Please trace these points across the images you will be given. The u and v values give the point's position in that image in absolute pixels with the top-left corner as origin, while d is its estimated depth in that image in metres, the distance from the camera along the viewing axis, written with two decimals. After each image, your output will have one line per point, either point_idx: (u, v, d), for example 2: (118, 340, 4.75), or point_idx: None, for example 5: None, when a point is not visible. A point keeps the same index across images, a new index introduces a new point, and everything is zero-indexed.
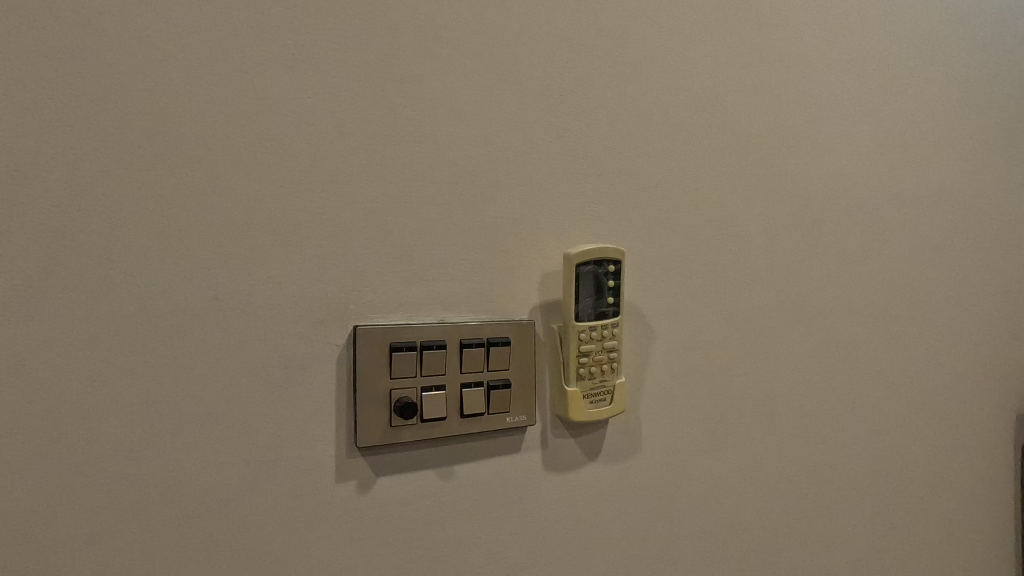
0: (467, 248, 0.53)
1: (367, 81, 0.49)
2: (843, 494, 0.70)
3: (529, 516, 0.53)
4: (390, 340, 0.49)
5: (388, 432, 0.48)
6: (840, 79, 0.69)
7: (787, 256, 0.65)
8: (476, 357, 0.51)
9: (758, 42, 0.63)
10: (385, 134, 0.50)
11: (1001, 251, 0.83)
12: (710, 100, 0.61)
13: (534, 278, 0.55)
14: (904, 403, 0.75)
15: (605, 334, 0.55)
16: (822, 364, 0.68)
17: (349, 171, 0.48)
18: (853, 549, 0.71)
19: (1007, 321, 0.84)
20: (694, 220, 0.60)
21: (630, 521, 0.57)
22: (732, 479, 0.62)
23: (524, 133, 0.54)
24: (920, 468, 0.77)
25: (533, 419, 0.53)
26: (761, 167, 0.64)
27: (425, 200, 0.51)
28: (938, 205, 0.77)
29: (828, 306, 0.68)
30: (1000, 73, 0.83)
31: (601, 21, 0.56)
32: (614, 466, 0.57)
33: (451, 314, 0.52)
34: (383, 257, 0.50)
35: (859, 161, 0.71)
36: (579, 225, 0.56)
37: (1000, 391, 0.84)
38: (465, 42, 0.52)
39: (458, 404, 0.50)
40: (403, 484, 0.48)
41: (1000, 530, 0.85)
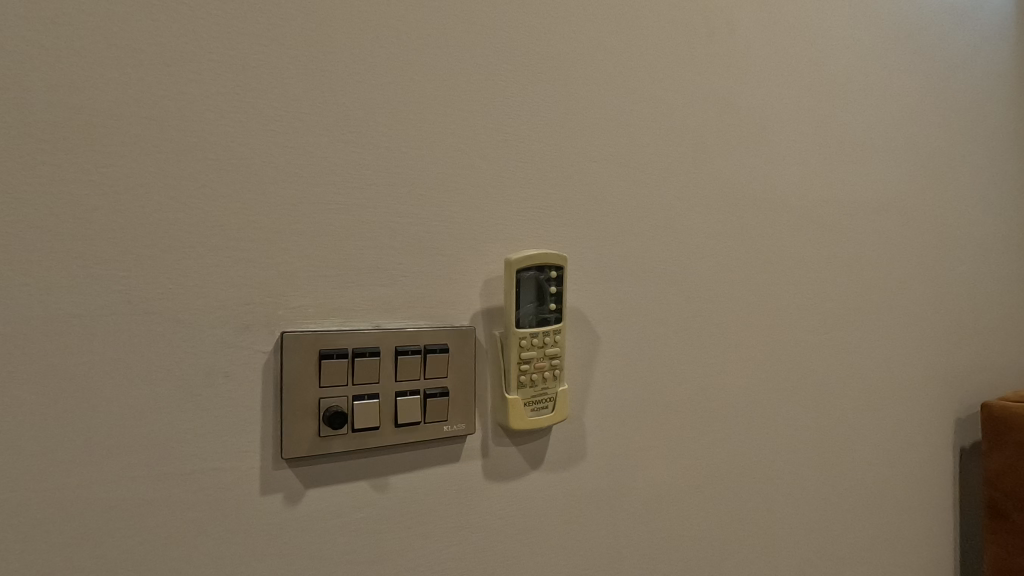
0: (408, 251, 0.50)
1: (300, 77, 0.46)
2: (786, 489, 0.72)
3: (467, 523, 0.52)
4: (320, 347, 0.46)
5: (317, 443, 0.46)
6: (786, 92, 0.73)
7: (733, 260, 0.68)
8: (411, 365, 0.49)
9: (701, 52, 0.66)
10: (315, 130, 0.46)
11: (928, 254, 0.90)
12: (654, 109, 0.62)
13: (477, 283, 0.53)
14: (844, 399, 0.78)
15: (547, 340, 0.54)
16: (767, 363, 0.70)
17: (277, 169, 0.45)
18: (795, 542, 0.73)
19: (934, 319, 0.90)
20: (639, 225, 0.61)
21: (570, 524, 0.57)
22: (672, 479, 0.63)
23: (472, 135, 0.53)
24: (859, 462, 0.80)
25: (472, 427, 0.52)
26: (709, 175, 0.66)
27: (360, 200, 0.48)
28: (874, 211, 0.82)
29: (773, 307, 0.71)
30: (922, 88, 0.90)
31: (556, 29, 0.57)
32: (554, 470, 0.57)
33: (389, 319, 0.49)
34: (314, 259, 0.47)
35: (799, 166, 0.74)
36: (524, 230, 0.55)
37: (929, 386, 0.90)
38: (404, 37, 0.50)
39: (392, 414, 0.48)
40: (336, 495, 0.47)
41: (927, 517, 0.90)
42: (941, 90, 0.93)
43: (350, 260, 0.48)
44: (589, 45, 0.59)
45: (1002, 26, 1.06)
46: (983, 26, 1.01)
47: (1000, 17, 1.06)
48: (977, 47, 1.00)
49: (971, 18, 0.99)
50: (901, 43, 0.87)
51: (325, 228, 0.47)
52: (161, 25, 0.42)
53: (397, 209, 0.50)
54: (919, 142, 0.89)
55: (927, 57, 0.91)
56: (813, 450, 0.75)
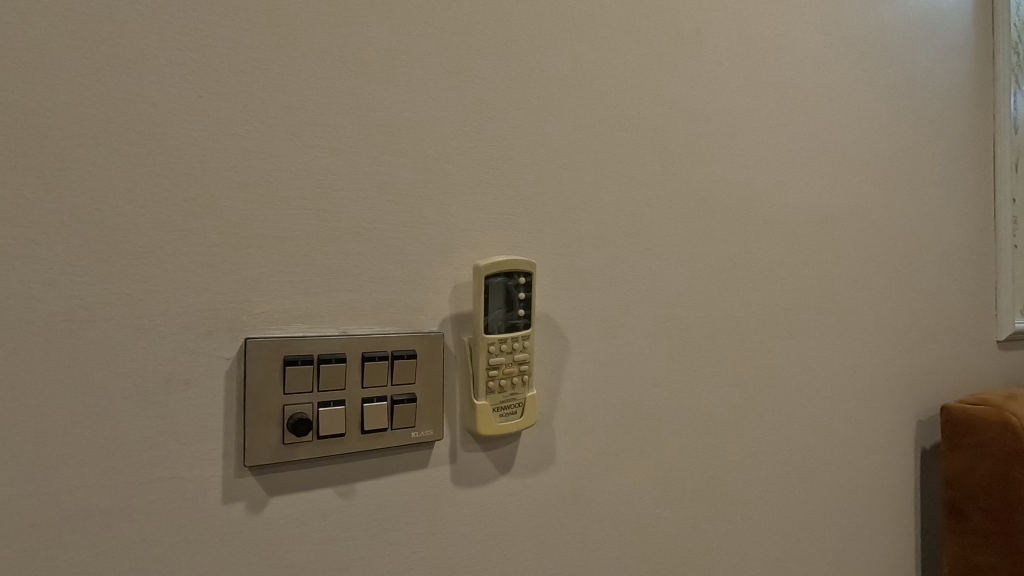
0: (376, 256, 0.50)
1: (267, 81, 0.46)
2: (752, 492, 0.73)
3: (435, 528, 0.52)
4: (285, 353, 0.46)
5: (281, 450, 0.45)
6: (753, 101, 0.75)
7: (701, 266, 0.69)
8: (378, 371, 0.49)
9: (669, 62, 0.67)
10: (281, 134, 0.46)
11: (891, 261, 0.92)
12: (623, 117, 0.63)
13: (446, 289, 0.53)
14: (809, 402, 0.80)
15: (516, 346, 0.54)
16: (734, 368, 0.72)
17: (241, 174, 0.45)
18: (761, 543, 0.74)
19: (897, 324, 0.93)
20: (609, 231, 0.62)
21: (538, 529, 0.57)
22: (640, 482, 0.64)
23: (441, 141, 0.53)
24: (823, 464, 0.82)
25: (440, 432, 0.52)
26: (678, 183, 0.67)
27: (328, 206, 0.48)
28: (839, 218, 0.85)
29: (740, 312, 0.72)
30: (885, 99, 0.93)
31: (526, 37, 0.57)
32: (522, 476, 0.57)
33: (356, 324, 0.49)
34: (279, 265, 0.46)
35: (767, 174, 0.76)
36: (493, 236, 0.55)
37: (892, 389, 0.92)
38: (373, 42, 0.50)
39: (358, 420, 0.48)
40: (300, 503, 0.47)
41: (889, 516, 0.92)
42: (903, 102, 0.96)
43: (317, 265, 0.48)
44: (559, 53, 0.59)
45: (961, 41, 1.10)
46: (942, 41, 1.05)
47: (959, 33, 1.10)
48: (937, 62, 1.03)
49: (931, 34, 1.02)
50: (866, 55, 0.90)
51: (291, 233, 0.47)
52: (121, 26, 0.41)
53: (364, 214, 0.49)
54: (882, 152, 0.92)
55: (890, 70, 0.94)
56: (779, 453, 0.76)
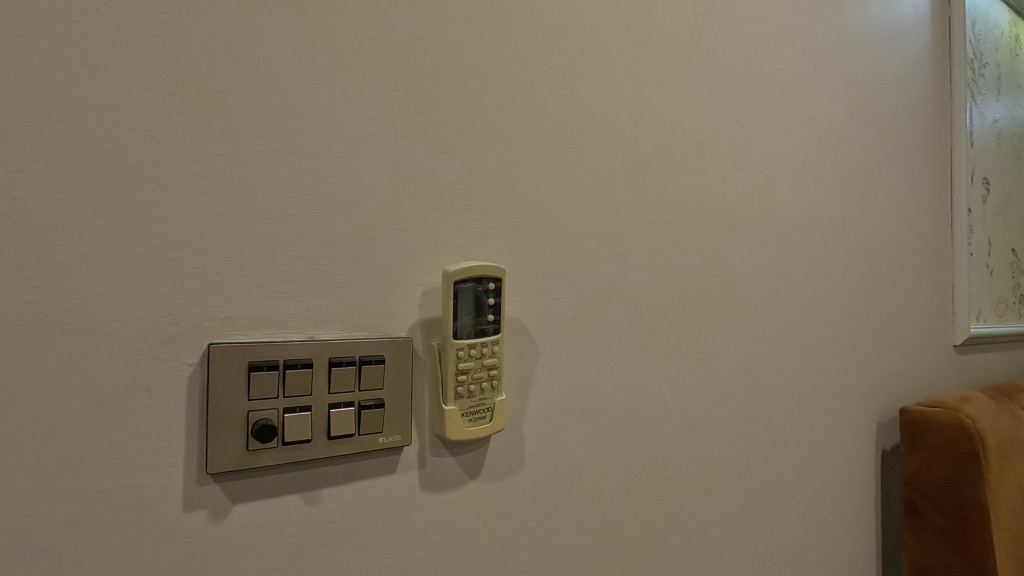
0: (345, 261, 0.50)
1: (234, 85, 0.45)
2: (719, 493, 0.75)
3: (403, 534, 0.52)
4: (249, 359, 0.45)
5: (244, 457, 0.45)
6: (722, 111, 0.77)
7: (670, 273, 0.70)
8: (346, 377, 0.49)
9: (640, 72, 0.68)
10: (248, 138, 0.46)
11: (853, 268, 0.95)
12: (594, 126, 0.65)
13: (416, 294, 0.53)
14: (775, 406, 0.82)
15: (485, 352, 0.54)
16: (701, 372, 0.73)
17: (207, 178, 0.44)
18: (727, 544, 0.76)
19: (859, 329, 0.96)
20: (579, 238, 0.63)
21: (507, 533, 0.58)
22: (609, 486, 0.65)
23: (412, 148, 0.53)
24: (787, 466, 0.84)
25: (408, 438, 0.52)
26: (648, 191, 0.69)
27: (295, 211, 0.48)
28: (804, 226, 0.87)
29: (708, 317, 0.74)
30: (849, 112, 0.96)
31: (499, 46, 0.58)
32: (491, 480, 0.57)
33: (323, 330, 0.49)
34: (245, 269, 0.46)
35: (734, 182, 0.78)
36: (464, 242, 0.56)
37: (854, 392, 0.95)
38: (344, 48, 0.50)
39: (325, 426, 0.48)
40: (263, 510, 0.46)
41: (851, 516, 0.95)
42: (864, 114, 0.99)
43: (284, 270, 0.47)
44: (530, 62, 0.60)
45: (921, 57, 1.15)
46: (902, 56, 1.09)
47: (918, 49, 1.14)
48: (897, 76, 1.07)
49: (891, 49, 1.06)
50: (831, 69, 0.93)
51: (257, 237, 0.46)
52: (81, 25, 0.40)
53: (333, 219, 0.49)
54: (846, 162, 0.95)
55: (854, 83, 0.97)
56: (745, 455, 0.78)
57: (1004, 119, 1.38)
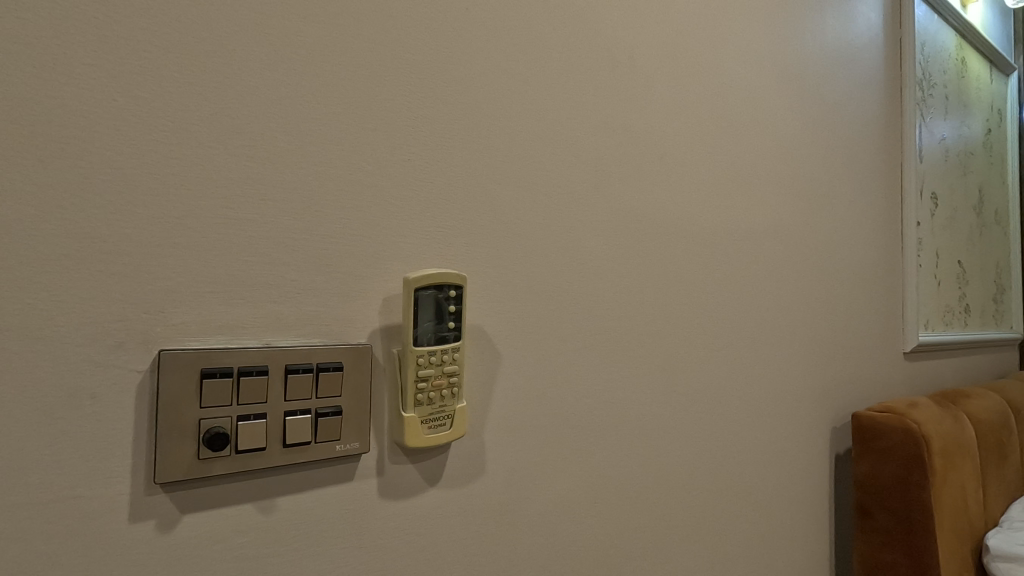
0: (303, 268, 0.50)
1: (190, 88, 0.45)
2: (677, 496, 0.77)
3: (360, 543, 0.52)
4: (202, 366, 0.44)
5: (195, 466, 0.44)
6: (682, 123, 0.79)
7: (631, 281, 0.72)
8: (302, 384, 0.48)
9: (603, 83, 0.70)
10: (203, 142, 0.45)
11: (808, 277, 0.99)
12: (557, 136, 0.66)
13: (376, 302, 0.53)
14: (732, 411, 0.84)
15: (445, 358, 0.54)
16: (661, 378, 0.75)
17: (159, 181, 0.44)
18: (686, 546, 0.77)
19: (813, 337, 1.00)
20: (542, 246, 0.64)
21: (467, 540, 0.58)
22: (569, 490, 0.66)
23: (375, 155, 0.53)
24: (744, 470, 0.86)
25: (367, 445, 0.52)
26: (610, 200, 0.70)
27: (253, 216, 0.47)
28: (762, 236, 0.90)
29: (667, 324, 0.76)
30: (806, 126, 1.00)
31: (463, 55, 0.59)
32: (451, 487, 0.57)
33: (279, 336, 0.48)
34: (199, 275, 0.45)
35: (695, 192, 0.80)
36: (426, 250, 0.56)
37: (808, 398, 0.98)
38: (306, 53, 0.50)
39: (280, 434, 0.47)
40: (215, 521, 0.45)
41: (806, 518, 0.98)
42: (820, 130, 1.04)
43: (240, 275, 0.47)
44: (495, 72, 0.61)
45: (874, 76, 1.20)
46: (856, 74, 1.14)
47: (872, 68, 1.19)
48: (851, 93, 1.12)
49: (846, 67, 1.11)
50: (788, 84, 0.97)
51: (212, 242, 0.46)
52: (28, 23, 0.39)
53: (292, 225, 0.49)
54: (803, 175, 0.99)
55: (810, 99, 1.01)
56: (703, 458, 0.80)
57: (950, 137, 1.46)
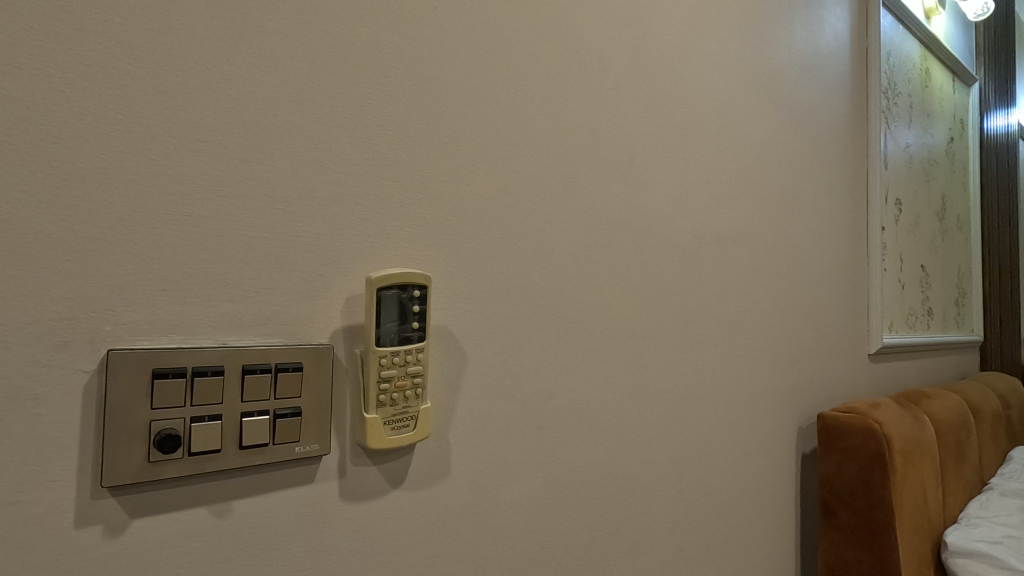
0: (262, 267, 0.49)
1: (143, 81, 0.44)
2: (644, 495, 0.77)
3: (319, 546, 0.51)
4: (153, 366, 0.43)
5: (145, 470, 0.43)
6: (652, 126, 0.80)
7: (599, 282, 0.73)
8: (260, 385, 0.47)
9: (572, 85, 0.71)
10: (157, 137, 0.44)
11: (775, 279, 1.01)
12: (526, 137, 0.66)
13: (338, 301, 0.53)
14: (699, 411, 0.85)
15: (409, 359, 0.54)
16: (628, 378, 0.76)
17: (110, 176, 0.42)
18: (652, 545, 0.78)
19: (779, 338, 1.01)
20: (509, 247, 0.64)
21: (430, 542, 0.58)
22: (536, 490, 0.66)
23: (338, 153, 0.53)
24: (711, 469, 0.88)
25: (327, 447, 0.51)
26: (578, 202, 0.71)
27: (209, 213, 0.46)
28: (730, 239, 0.91)
29: (635, 324, 0.77)
30: (774, 131, 1.02)
31: (430, 53, 0.59)
32: (415, 489, 0.57)
33: (236, 336, 0.47)
34: (152, 273, 0.44)
35: (663, 195, 0.81)
36: (391, 249, 0.56)
37: (774, 398, 1.00)
38: (267, 48, 0.49)
39: (236, 436, 0.46)
40: (166, 525, 0.44)
41: (772, 516, 1.00)
42: (788, 135, 1.06)
43: (195, 274, 0.46)
44: (463, 72, 0.61)
45: (841, 83, 1.23)
46: (824, 81, 1.16)
47: (839, 76, 1.22)
48: (819, 101, 1.15)
49: (814, 75, 1.13)
50: (757, 90, 0.98)
51: (165, 239, 0.44)
52: None
53: (250, 223, 0.48)
54: (770, 178, 1.01)
55: (778, 104, 1.03)
56: (670, 458, 0.81)
57: (914, 146, 1.50)
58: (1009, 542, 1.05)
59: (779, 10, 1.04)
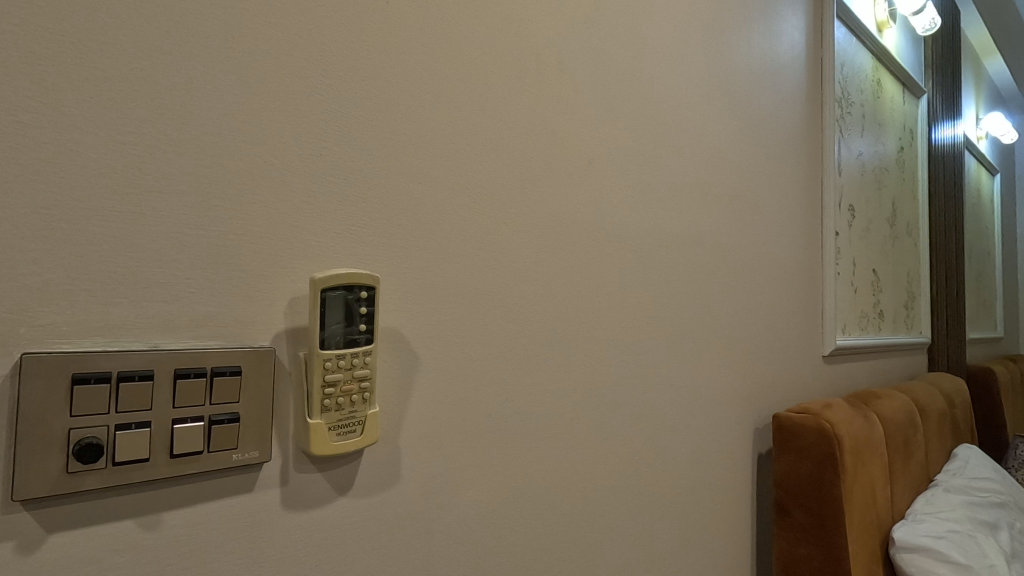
0: (198, 266, 0.46)
1: (64, 66, 0.41)
2: (601, 496, 0.78)
3: (259, 556, 0.49)
4: (73, 371, 0.40)
5: (64, 481, 0.40)
6: (611, 128, 0.80)
7: (556, 284, 0.72)
8: (193, 390, 0.45)
9: (530, 86, 0.70)
10: (81, 126, 0.41)
11: (731, 282, 1.02)
12: (483, 136, 0.66)
13: (281, 303, 0.51)
14: (656, 412, 0.86)
15: (356, 362, 0.52)
16: (584, 380, 0.76)
17: (26, 167, 0.39)
18: (609, 547, 0.78)
19: (735, 340, 1.03)
20: (464, 248, 0.63)
21: (378, 550, 0.56)
22: (490, 494, 0.65)
23: (282, 148, 0.51)
24: (668, 470, 0.88)
25: (267, 453, 0.49)
26: (536, 203, 0.70)
27: (139, 208, 0.44)
28: (688, 241, 0.93)
29: (592, 326, 0.77)
30: (731, 136, 1.04)
31: (382, 49, 0.57)
32: (362, 495, 0.55)
33: (169, 339, 0.45)
34: (74, 270, 0.41)
35: (622, 198, 0.82)
36: (338, 249, 0.54)
37: (730, 399, 1.02)
38: (203, 37, 0.47)
39: (167, 443, 0.44)
40: (88, 540, 0.41)
41: (728, 516, 1.01)
42: (746, 141, 1.08)
43: (123, 272, 0.43)
44: (418, 69, 0.60)
45: (797, 91, 1.26)
46: (780, 89, 1.19)
47: (795, 84, 1.25)
48: (775, 108, 1.17)
49: (770, 83, 1.16)
50: (715, 96, 1.00)
51: (90, 235, 0.42)
52: None
53: (185, 220, 0.46)
54: (728, 183, 1.03)
55: (736, 111, 1.05)
56: (627, 459, 0.81)
57: (867, 154, 1.55)
58: (952, 537, 1.10)
59: (736, 19, 1.06)
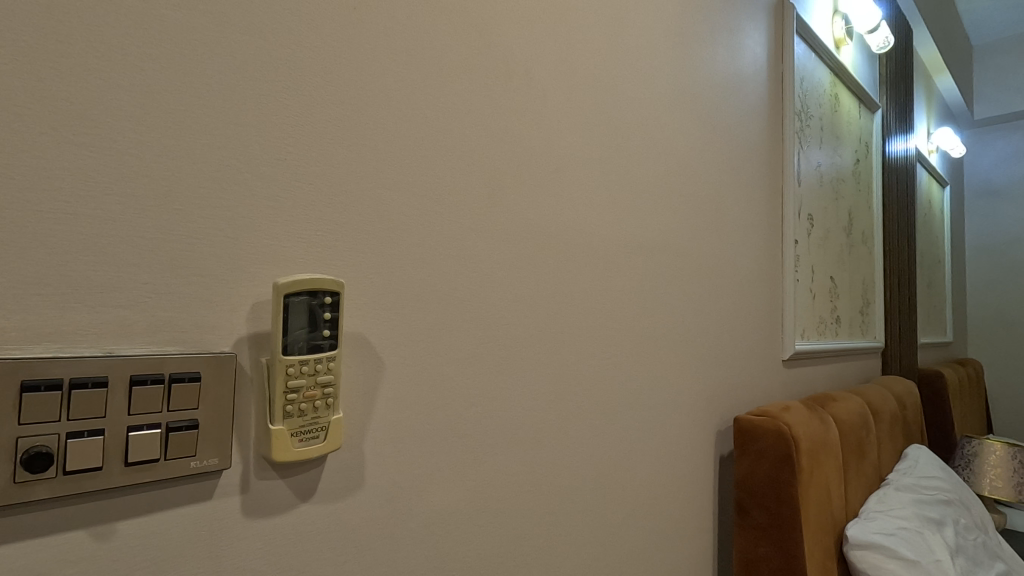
0: (157, 270, 0.46)
1: (16, 66, 0.40)
2: (565, 498, 0.79)
3: (218, 565, 0.48)
4: (23, 378, 0.39)
5: (10, 491, 0.38)
6: (578, 137, 0.82)
7: (523, 289, 0.74)
8: (150, 397, 0.44)
9: (498, 95, 0.72)
10: (34, 127, 0.40)
11: (695, 287, 1.05)
12: (451, 143, 0.66)
13: (243, 308, 0.50)
14: (620, 414, 0.88)
15: (319, 367, 0.52)
16: (550, 383, 0.77)
17: None
18: (573, 547, 0.80)
19: (698, 345, 1.06)
20: (431, 253, 0.64)
21: (341, 556, 0.56)
22: (455, 497, 0.65)
23: (246, 152, 0.50)
24: (632, 471, 0.90)
25: (227, 460, 0.48)
26: (504, 210, 0.72)
27: (95, 211, 0.43)
28: (652, 247, 0.95)
29: (557, 330, 0.78)
30: (695, 145, 1.07)
31: (349, 54, 0.58)
32: (325, 501, 0.55)
33: (125, 344, 0.44)
34: (24, 274, 0.40)
35: (588, 205, 0.83)
36: (304, 253, 0.54)
37: (692, 402, 1.04)
38: (163, 40, 0.46)
39: (122, 451, 0.43)
40: (34, 552, 0.40)
41: (690, 516, 1.04)
42: (709, 151, 1.11)
43: (76, 276, 0.42)
44: (385, 76, 0.60)
45: (758, 104, 1.30)
46: (742, 102, 1.23)
47: (757, 97, 1.29)
48: (738, 119, 1.21)
49: (733, 95, 1.20)
50: (680, 107, 1.03)
51: (41, 238, 0.41)
52: None
53: (144, 224, 0.45)
54: (692, 191, 1.06)
55: (700, 121, 1.09)
56: (591, 461, 0.83)
57: (825, 166, 1.61)
58: (902, 534, 1.15)
59: (700, 33, 1.09)
